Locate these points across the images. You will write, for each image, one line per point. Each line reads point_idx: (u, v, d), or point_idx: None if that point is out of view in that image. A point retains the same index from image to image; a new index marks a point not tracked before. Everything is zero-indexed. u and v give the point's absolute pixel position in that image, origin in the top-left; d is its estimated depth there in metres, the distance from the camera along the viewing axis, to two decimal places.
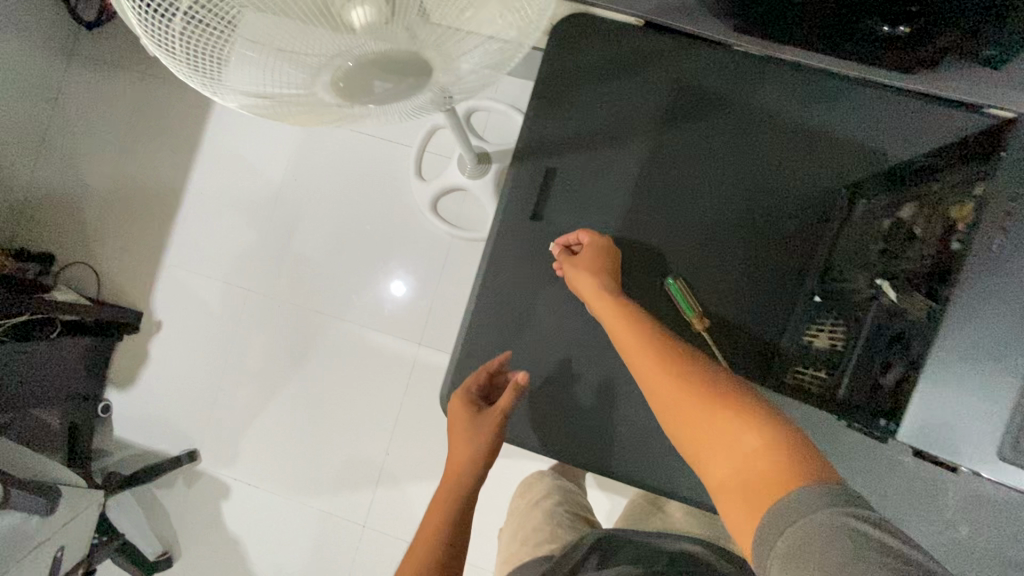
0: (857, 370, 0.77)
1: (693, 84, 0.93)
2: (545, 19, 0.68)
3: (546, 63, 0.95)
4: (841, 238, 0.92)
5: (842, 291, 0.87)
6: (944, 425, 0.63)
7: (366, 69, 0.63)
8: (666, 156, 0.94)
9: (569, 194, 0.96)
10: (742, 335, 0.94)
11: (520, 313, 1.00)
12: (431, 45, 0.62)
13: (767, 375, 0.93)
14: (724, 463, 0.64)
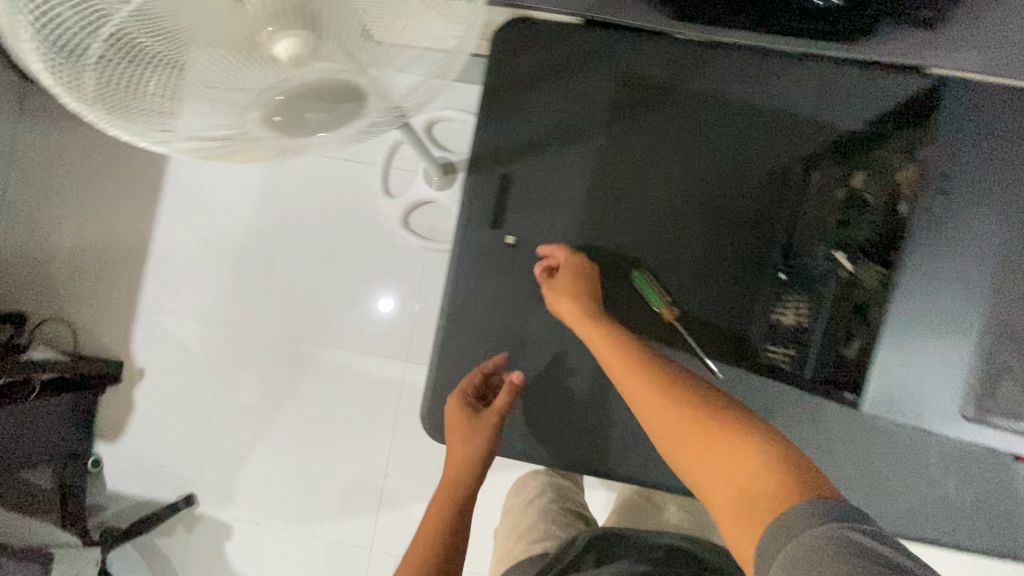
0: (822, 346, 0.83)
1: (638, 76, 0.93)
2: (476, 29, 0.68)
3: (491, 70, 0.93)
4: (802, 214, 0.92)
5: (805, 266, 0.89)
6: (900, 389, 0.74)
7: (297, 100, 0.62)
8: (620, 152, 0.93)
9: (529, 198, 0.94)
10: (711, 322, 0.93)
11: (492, 323, 0.97)
12: (361, 68, 0.61)
13: (740, 357, 0.93)
14: (724, 483, 0.67)
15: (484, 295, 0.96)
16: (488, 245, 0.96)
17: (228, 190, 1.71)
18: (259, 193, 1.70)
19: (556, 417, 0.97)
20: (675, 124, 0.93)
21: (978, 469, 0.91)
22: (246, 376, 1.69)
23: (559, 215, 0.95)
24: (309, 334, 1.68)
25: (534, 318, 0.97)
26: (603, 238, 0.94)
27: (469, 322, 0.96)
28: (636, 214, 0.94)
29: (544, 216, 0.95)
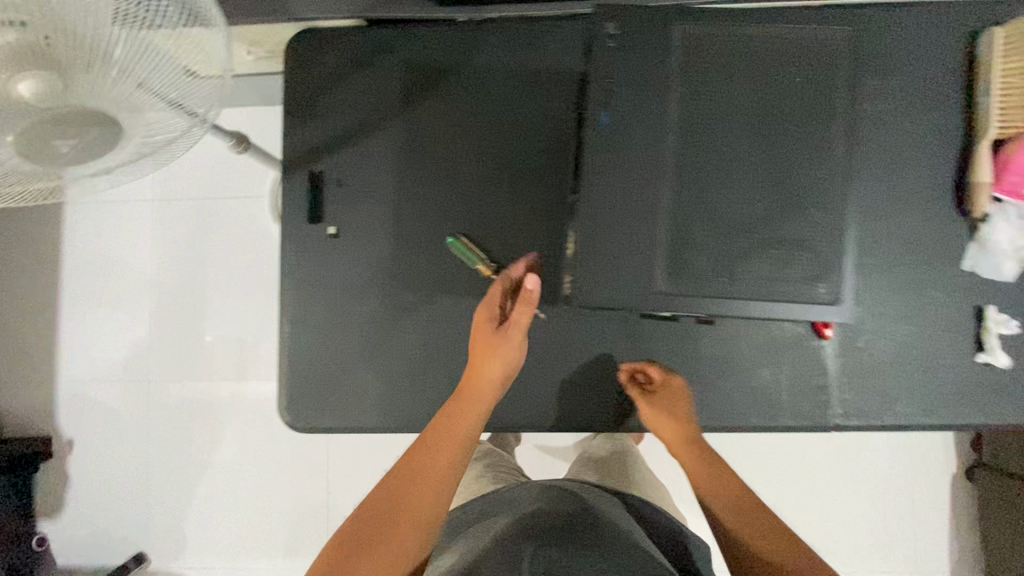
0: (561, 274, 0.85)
1: (422, 62, 0.92)
2: (222, 48, 0.71)
3: (286, 78, 0.93)
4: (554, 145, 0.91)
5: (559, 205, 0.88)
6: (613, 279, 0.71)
7: (39, 127, 0.63)
8: (417, 138, 0.92)
9: (344, 192, 0.91)
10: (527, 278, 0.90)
11: (332, 322, 0.91)
12: (96, 95, 0.64)
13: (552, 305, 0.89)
14: (748, 535, 0.75)
15: (318, 293, 0.91)
16: (313, 244, 0.91)
17: (126, 250, 1.75)
18: (157, 247, 1.74)
19: (416, 407, 0.91)
20: (452, 102, 0.91)
21: (853, 371, 0.86)
22: (175, 424, 1.73)
23: (379, 198, 0.91)
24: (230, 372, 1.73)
25: (373, 307, 0.91)
26: (425, 215, 0.91)
27: (309, 325, 0.91)
28: (454, 188, 0.91)
29: (365, 200, 0.91)
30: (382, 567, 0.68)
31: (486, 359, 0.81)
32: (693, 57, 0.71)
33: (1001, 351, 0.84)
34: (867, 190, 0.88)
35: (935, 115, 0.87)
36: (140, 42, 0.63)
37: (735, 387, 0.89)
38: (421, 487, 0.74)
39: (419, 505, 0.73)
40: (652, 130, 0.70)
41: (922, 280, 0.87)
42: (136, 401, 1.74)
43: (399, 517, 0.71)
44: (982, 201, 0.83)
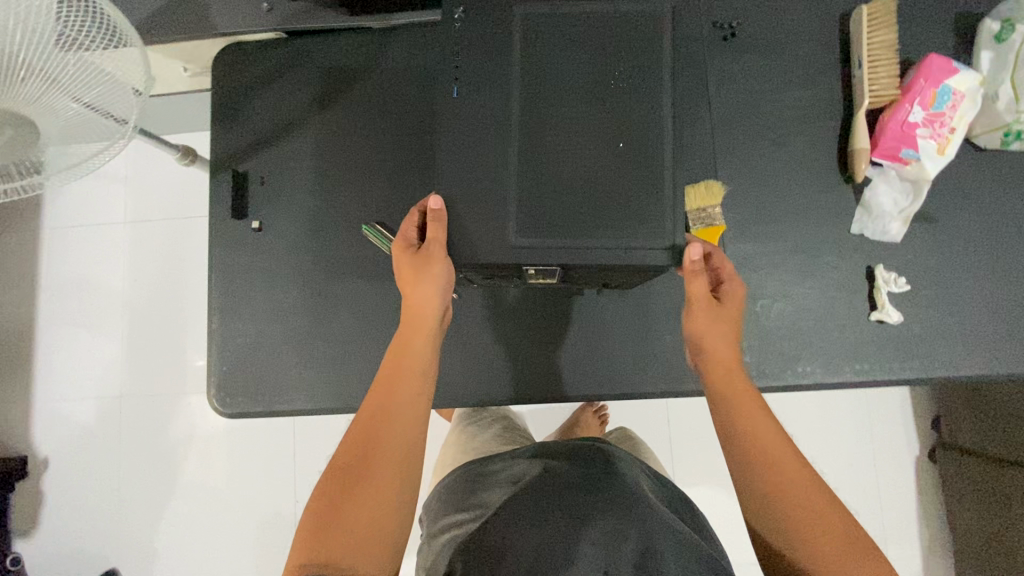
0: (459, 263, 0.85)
1: (335, 68, 0.99)
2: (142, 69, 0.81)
3: (214, 87, 1.00)
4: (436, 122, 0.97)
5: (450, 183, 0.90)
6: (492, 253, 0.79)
7: None
8: (332, 134, 0.98)
9: (267, 188, 0.98)
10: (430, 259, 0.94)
11: (256, 308, 0.96)
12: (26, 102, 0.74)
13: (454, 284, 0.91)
14: (805, 492, 0.67)
15: (244, 283, 0.96)
16: (238, 238, 0.97)
17: (98, 270, 1.82)
18: (128, 267, 1.81)
19: (337, 390, 0.94)
20: (361, 101, 0.98)
21: (752, 334, 0.89)
22: (145, 437, 1.77)
23: (301, 193, 0.97)
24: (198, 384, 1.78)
25: (295, 293, 0.96)
26: (343, 206, 0.97)
27: (235, 314, 0.96)
28: (370, 181, 0.97)
29: (287, 195, 0.98)
30: (370, 514, 0.70)
31: (414, 292, 0.78)
32: (521, 44, 0.72)
33: (893, 308, 0.87)
34: (756, 162, 0.92)
35: (814, 89, 0.93)
36: (79, 61, 0.75)
37: (642, 356, 0.91)
38: (392, 423, 0.77)
39: (390, 438, 0.76)
40: (494, 97, 0.72)
41: (813, 243, 0.90)
42: (108, 416, 1.78)
43: (373, 456, 0.74)
44: (863, 163, 0.87)
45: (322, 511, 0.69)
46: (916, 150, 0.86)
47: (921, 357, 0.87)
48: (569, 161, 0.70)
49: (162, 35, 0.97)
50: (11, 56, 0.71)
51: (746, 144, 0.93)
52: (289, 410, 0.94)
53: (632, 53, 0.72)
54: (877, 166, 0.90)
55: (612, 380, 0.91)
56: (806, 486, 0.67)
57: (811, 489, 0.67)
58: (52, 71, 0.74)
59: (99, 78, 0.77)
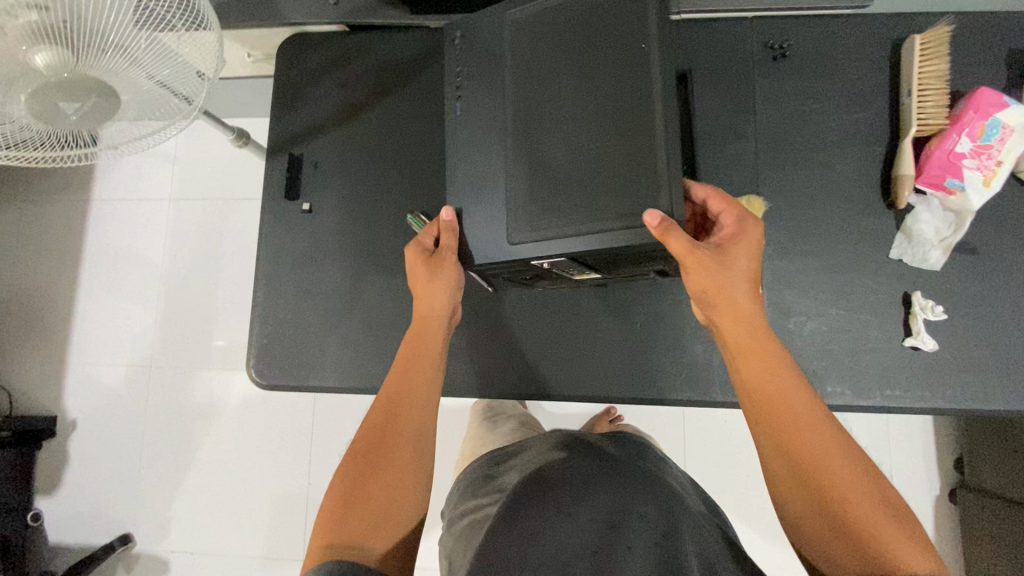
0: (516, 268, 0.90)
1: (393, 63, 1.04)
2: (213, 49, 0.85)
3: (277, 74, 1.05)
4: None
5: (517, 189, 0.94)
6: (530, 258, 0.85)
7: (46, 92, 0.76)
8: (385, 125, 1.02)
9: (318, 172, 1.02)
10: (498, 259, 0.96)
11: (299, 286, 0.99)
12: (102, 70, 0.78)
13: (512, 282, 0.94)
14: (828, 450, 0.66)
15: (289, 261, 1.00)
16: (286, 217, 1.01)
17: (139, 243, 1.89)
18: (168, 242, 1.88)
19: (369, 372, 0.96)
20: (416, 96, 1.02)
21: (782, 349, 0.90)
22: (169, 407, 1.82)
23: (350, 179, 1.01)
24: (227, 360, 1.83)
25: (336, 275, 0.99)
26: (389, 193, 1.01)
27: (278, 290, 0.99)
28: (417, 174, 1.01)
29: (338, 179, 1.01)
30: (393, 491, 0.75)
31: (426, 291, 0.84)
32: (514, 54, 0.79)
33: (928, 335, 0.87)
34: (797, 181, 0.94)
35: (861, 113, 0.94)
36: (149, 38, 0.78)
37: (674, 365, 0.91)
38: (406, 410, 0.81)
39: (407, 423, 0.80)
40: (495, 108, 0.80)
41: (851, 265, 0.91)
42: (136, 384, 1.84)
43: (392, 443, 0.78)
44: (906, 190, 0.88)
45: (347, 494, 0.73)
46: (961, 181, 0.86)
47: (952, 387, 0.86)
48: (564, 153, 0.75)
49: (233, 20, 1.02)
50: (91, 30, 0.75)
51: (788, 163, 0.94)
52: (322, 388, 0.97)
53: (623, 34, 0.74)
54: (920, 194, 0.91)
55: (640, 386, 0.91)
56: (831, 440, 0.67)
57: (835, 446, 0.67)
58: (125, 46, 0.77)
59: (166, 54, 0.80)
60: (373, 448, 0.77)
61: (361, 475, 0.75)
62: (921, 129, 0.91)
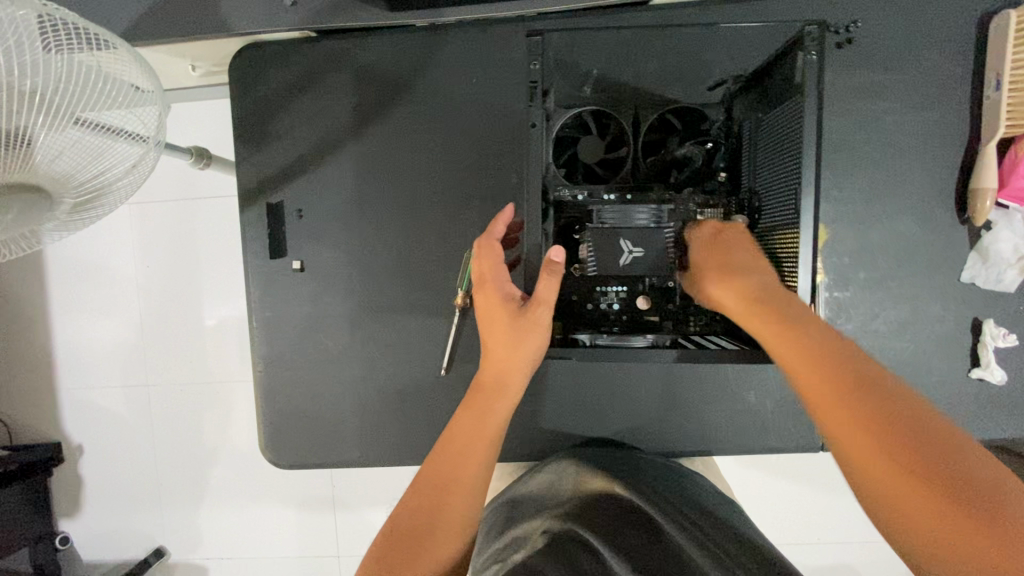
0: (620, 317, 0.72)
1: (376, 75, 0.85)
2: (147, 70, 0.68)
3: (235, 99, 0.87)
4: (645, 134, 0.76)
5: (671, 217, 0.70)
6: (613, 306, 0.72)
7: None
8: (377, 156, 0.86)
9: (305, 220, 0.87)
10: (648, 300, 0.72)
11: (301, 355, 0.89)
12: (42, 134, 0.59)
13: (662, 323, 0.73)
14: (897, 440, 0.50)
15: (286, 329, 0.88)
16: (277, 279, 0.88)
17: (50, 252, 1.49)
18: (86, 249, 1.47)
19: (395, 445, 0.88)
20: (410, 119, 0.85)
21: None
22: (132, 454, 1.52)
23: (344, 225, 0.87)
24: (186, 393, 1.49)
25: (345, 339, 0.88)
26: (392, 239, 0.87)
27: (280, 363, 0.89)
28: (424, 215, 0.86)
29: (329, 227, 0.87)
30: (457, 523, 0.59)
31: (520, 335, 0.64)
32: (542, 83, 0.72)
33: (997, 366, 0.81)
34: (861, 197, 0.82)
35: (938, 110, 0.80)
36: (62, 58, 0.59)
37: (726, 414, 0.84)
38: (467, 445, 0.64)
39: (478, 455, 0.63)
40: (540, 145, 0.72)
41: (919, 292, 0.82)
42: (81, 428, 1.53)
43: (454, 476, 0.62)
44: (985, 207, 0.77)
45: (408, 541, 0.58)
46: None
47: (1016, 417, 0.82)
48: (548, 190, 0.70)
49: (172, 36, 0.83)
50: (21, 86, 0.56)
51: (852, 176, 0.82)
52: (345, 460, 0.89)
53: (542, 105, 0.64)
54: (1001, 206, 0.80)
55: (682, 439, 0.85)
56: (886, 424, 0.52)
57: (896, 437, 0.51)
58: (54, 95, 0.59)
59: (110, 78, 0.64)
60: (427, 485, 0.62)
61: (431, 492, 0.61)
62: (1010, 128, 0.77)
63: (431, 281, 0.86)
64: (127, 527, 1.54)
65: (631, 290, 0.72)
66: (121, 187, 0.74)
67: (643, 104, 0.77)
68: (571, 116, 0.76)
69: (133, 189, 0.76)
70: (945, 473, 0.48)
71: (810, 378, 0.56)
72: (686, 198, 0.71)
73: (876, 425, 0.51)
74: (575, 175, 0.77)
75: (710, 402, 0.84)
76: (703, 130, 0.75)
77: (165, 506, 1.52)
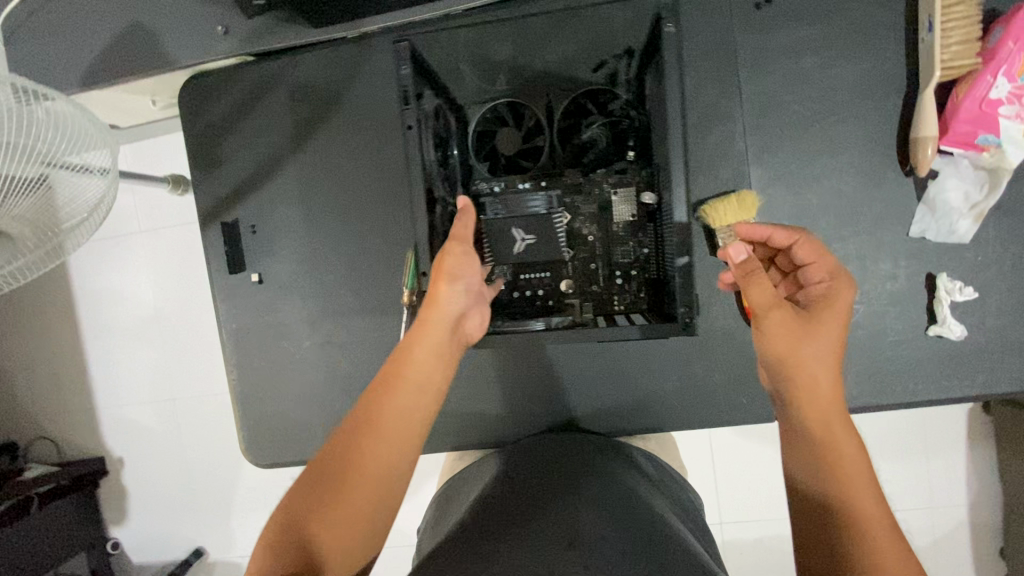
0: (546, 303, 0.74)
1: (309, 91, 0.89)
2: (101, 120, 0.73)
3: (187, 128, 0.93)
4: (556, 120, 0.77)
5: (578, 201, 0.72)
6: (537, 293, 0.74)
7: None
8: (318, 168, 0.90)
9: (260, 235, 0.92)
10: (571, 283, 0.74)
11: (270, 362, 0.94)
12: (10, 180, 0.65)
13: (589, 305, 0.74)
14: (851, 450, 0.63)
15: (255, 339, 0.94)
16: (240, 293, 0.94)
17: (71, 283, 1.62)
18: (102, 278, 1.60)
19: None
20: (346, 128, 0.89)
21: None
22: (160, 463, 1.64)
23: (295, 237, 0.92)
24: (202, 404, 1.59)
25: (307, 345, 0.93)
26: (339, 246, 0.91)
27: (253, 372, 0.95)
28: (366, 220, 0.90)
29: (282, 240, 0.92)
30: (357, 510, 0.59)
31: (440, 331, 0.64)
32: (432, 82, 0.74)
33: (955, 320, 0.78)
34: (796, 159, 0.80)
35: (871, 62, 0.77)
36: (45, 111, 0.66)
37: (676, 391, 0.84)
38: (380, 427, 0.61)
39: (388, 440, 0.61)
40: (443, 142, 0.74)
41: (866, 251, 0.79)
42: (118, 443, 1.66)
43: (361, 462, 0.60)
44: (926, 157, 0.74)
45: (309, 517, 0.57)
46: (997, 136, 0.72)
47: (982, 373, 0.78)
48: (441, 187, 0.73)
49: (127, 77, 0.90)
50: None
51: (785, 139, 0.80)
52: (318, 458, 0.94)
53: (424, 106, 0.68)
54: (946, 154, 0.77)
55: (634, 418, 0.85)
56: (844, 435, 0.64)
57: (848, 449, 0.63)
58: (20, 143, 0.65)
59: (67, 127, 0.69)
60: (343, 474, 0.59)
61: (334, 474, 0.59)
62: (948, 72, 0.74)
63: (380, 282, 0.90)
64: (162, 531, 1.67)
65: (555, 275, 0.74)
66: (85, 222, 0.79)
67: (553, 90, 0.78)
68: (486, 109, 0.78)
69: (98, 223, 0.82)
70: (851, 488, 0.61)
71: (810, 397, 0.65)
72: (599, 179, 0.72)
73: (823, 447, 0.64)
74: (496, 167, 0.78)
75: (659, 379, 0.84)
76: (613, 111, 0.77)
77: (194, 510, 1.64)
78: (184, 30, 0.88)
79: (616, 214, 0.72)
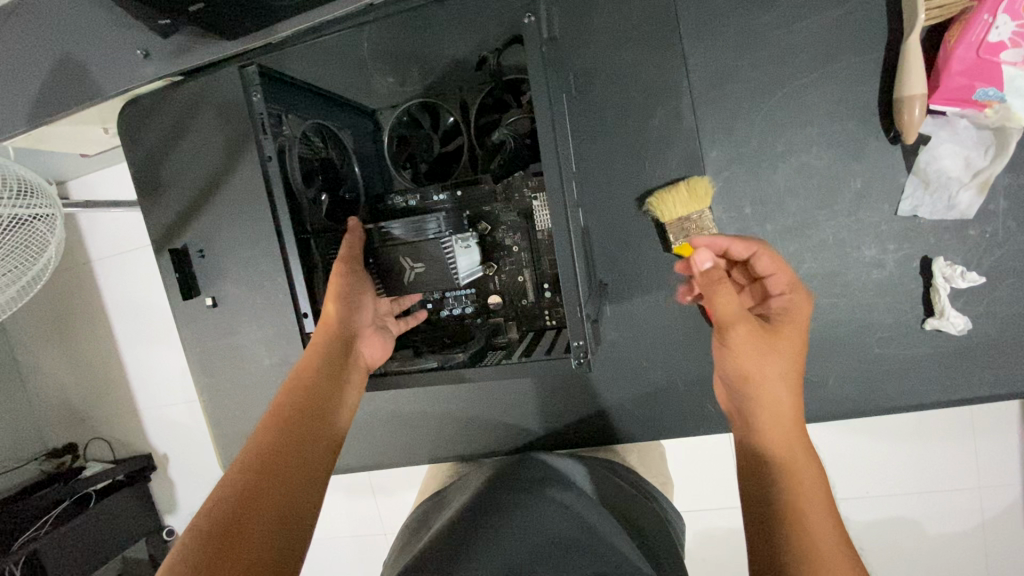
0: (475, 319, 0.70)
1: (236, 107, 0.86)
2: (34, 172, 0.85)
3: (130, 154, 0.93)
4: (473, 118, 0.71)
5: (496, 211, 0.65)
6: (465, 309, 0.70)
7: None
8: (255, 186, 0.87)
9: (209, 258, 0.92)
10: (499, 298, 0.68)
11: (235, 382, 0.95)
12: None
13: (519, 318, 0.70)
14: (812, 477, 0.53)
15: (218, 361, 0.95)
16: (199, 316, 0.94)
17: None
18: None
19: None
20: None
21: None
22: None
23: (241, 258, 0.90)
24: None
25: (266, 363, 0.93)
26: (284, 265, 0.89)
27: (222, 391, 0.96)
28: None
29: (229, 261, 0.91)
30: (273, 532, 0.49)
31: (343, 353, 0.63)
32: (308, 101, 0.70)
33: (957, 311, 0.66)
34: (756, 134, 0.69)
35: (841, 9, 0.64)
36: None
37: (636, 399, 0.77)
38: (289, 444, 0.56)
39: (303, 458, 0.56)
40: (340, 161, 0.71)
41: (845, 236, 0.68)
42: None
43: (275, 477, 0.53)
44: (913, 119, 0.61)
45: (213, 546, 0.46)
46: (999, 89, 0.59)
47: (991, 370, 0.67)
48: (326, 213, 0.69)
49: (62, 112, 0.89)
50: None
51: (742, 112, 0.68)
52: None
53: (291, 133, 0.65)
54: (941, 113, 0.65)
55: (593, 428, 0.80)
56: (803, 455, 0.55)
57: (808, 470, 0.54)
58: None
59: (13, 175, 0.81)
60: (236, 506, 0.49)
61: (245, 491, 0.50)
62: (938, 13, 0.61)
63: None
64: None
65: (480, 290, 0.69)
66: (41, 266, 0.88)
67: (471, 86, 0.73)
68: (400, 112, 0.73)
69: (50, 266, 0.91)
70: (807, 515, 0.51)
71: (773, 422, 0.57)
72: (519, 182, 0.64)
73: (783, 467, 0.54)
74: (419, 173, 0.73)
75: (617, 387, 0.78)
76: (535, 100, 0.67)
77: None
78: (104, 57, 0.85)
79: (537, 221, 0.64)
